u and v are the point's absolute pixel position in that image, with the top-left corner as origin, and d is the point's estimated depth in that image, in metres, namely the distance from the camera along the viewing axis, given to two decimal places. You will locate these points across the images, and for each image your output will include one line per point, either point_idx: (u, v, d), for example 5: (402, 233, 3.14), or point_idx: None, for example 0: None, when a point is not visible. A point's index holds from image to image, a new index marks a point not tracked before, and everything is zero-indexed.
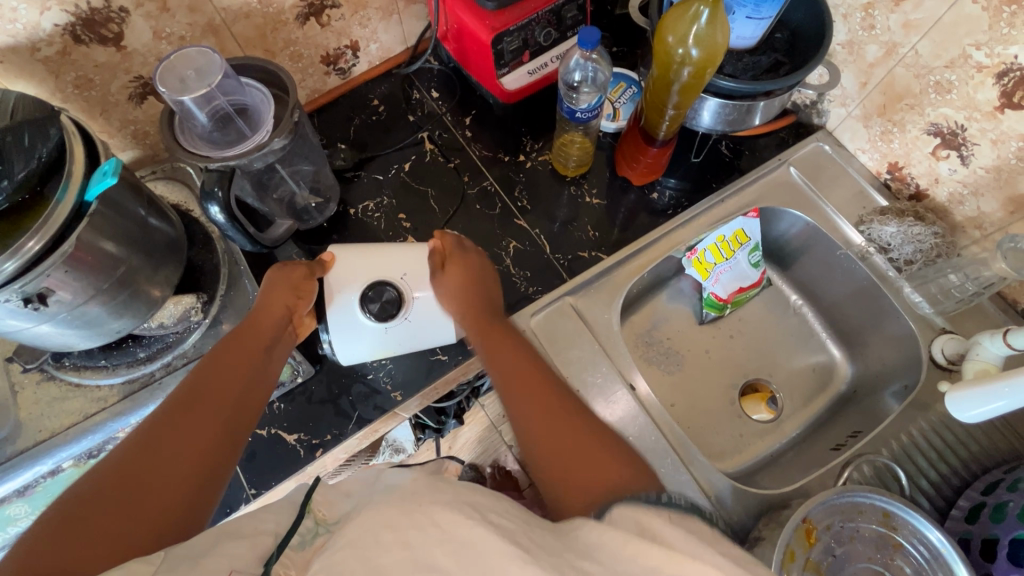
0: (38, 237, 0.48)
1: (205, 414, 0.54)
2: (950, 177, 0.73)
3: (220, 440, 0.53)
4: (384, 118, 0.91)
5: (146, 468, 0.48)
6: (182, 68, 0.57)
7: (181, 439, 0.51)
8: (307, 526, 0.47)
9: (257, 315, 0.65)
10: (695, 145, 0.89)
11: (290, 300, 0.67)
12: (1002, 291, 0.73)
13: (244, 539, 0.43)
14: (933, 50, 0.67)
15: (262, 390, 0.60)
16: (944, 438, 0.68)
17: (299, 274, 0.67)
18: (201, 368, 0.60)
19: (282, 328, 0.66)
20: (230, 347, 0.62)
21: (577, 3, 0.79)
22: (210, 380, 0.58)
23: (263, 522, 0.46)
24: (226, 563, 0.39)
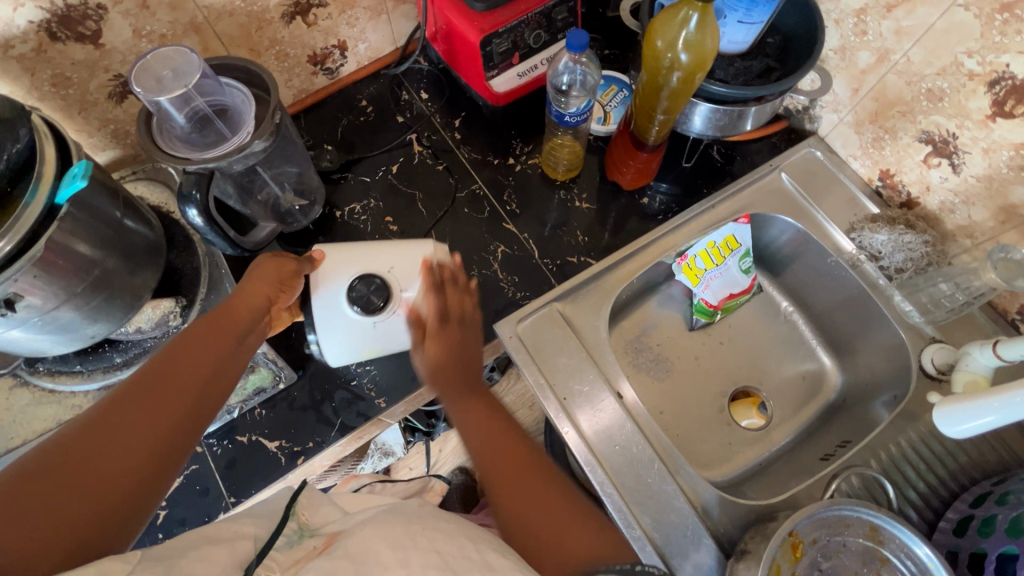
0: (8, 239, 0.47)
1: (165, 405, 0.52)
2: (941, 186, 0.72)
3: (176, 432, 0.51)
4: (372, 119, 0.90)
5: (88, 453, 0.45)
6: (159, 67, 0.56)
7: (132, 425, 0.49)
8: (292, 528, 0.49)
9: (234, 304, 0.62)
10: (686, 149, 0.89)
11: (271, 293, 0.65)
12: (992, 301, 0.73)
13: (222, 544, 0.43)
14: (925, 57, 0.66)
15: (227, 380, 0.58)
16: (933, 449, 0.68)
17: (288, 269, 0.66)
18: (168, 346, 0.57)
19: (258, 319, 0.63)
20: (201, 329, 0.59)
21: (568, 5, 0.78)
22: (174, 364, 0.55)
23: (242, 526, 0.47)
24: (205, 566, 0.39)
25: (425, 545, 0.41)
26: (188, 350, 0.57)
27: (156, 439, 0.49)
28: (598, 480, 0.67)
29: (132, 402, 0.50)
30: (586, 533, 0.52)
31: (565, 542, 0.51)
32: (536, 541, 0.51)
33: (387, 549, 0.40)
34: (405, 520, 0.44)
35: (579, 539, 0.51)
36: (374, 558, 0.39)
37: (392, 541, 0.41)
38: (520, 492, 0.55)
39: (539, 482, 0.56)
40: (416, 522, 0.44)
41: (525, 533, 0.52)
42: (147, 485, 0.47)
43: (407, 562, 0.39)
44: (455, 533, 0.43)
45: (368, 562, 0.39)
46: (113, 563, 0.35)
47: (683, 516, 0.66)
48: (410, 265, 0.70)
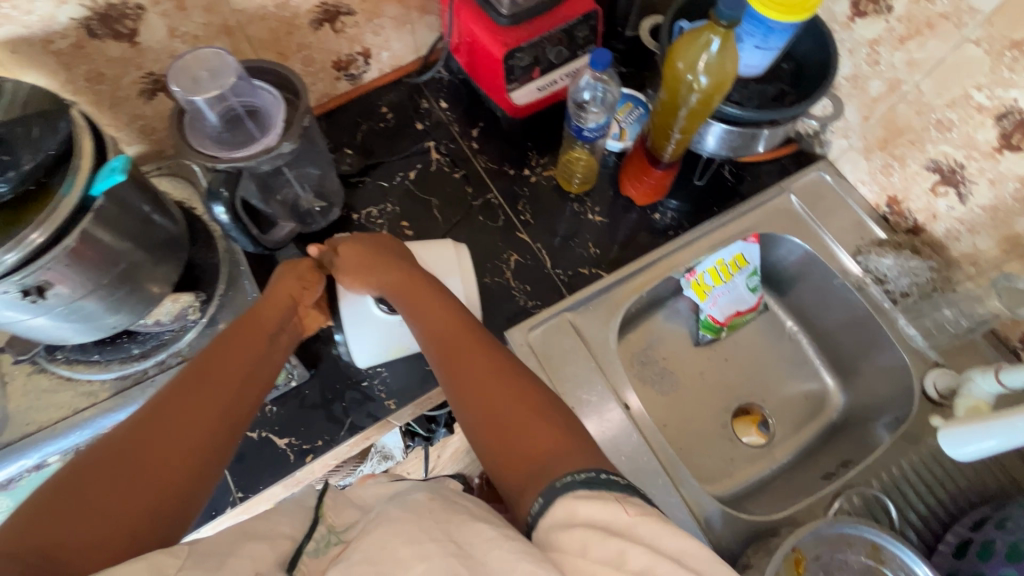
0: (42, 230, 0.48)
1: (208, 400, 0.53)
2: (948, 214, 0.74)
3: (215, 430, 0.52)
4: (392, 125, 0.92)
5: (132, 452, 0.47)
6: (195, 67, 0.58)
7: (175, 422, 0.50)
8: (321, 532, 0.50)
9: (263, 304, 0.64)
10: (699, 167, 0.90)
11: (295, 291, 0.68)
12: (995, 328, 0.74)
13: (263, 540, 0.46)
14: (936, 89, 0.68)
15: (263, 377, 0.59)
16: (934, 472, 0.69)
17: (306, 265, 0.70)
18: (205, 350, 0.58)
19: (287, 318, 0.66)
20: (238, 332, 0.61)
21: (589, 23, 0.80)
22: (212, 363, 0.56)
23: (280, 524, 0.49)
24: (251, 565, 0.43)
25: (441, 536, 0.41)
26: (225, 351, 0.58)
27: (197, 434, 0.50)
28: None
29: (172, 401, 0.52)
30: (554, 431, 0.49)
31: (529, 442, 0.49)
32: (499, 449, 0.50)
33: (401, 546, 0.41)
34: (427, 509, 0.45)
35: (546, 438, 0.49)
36: (390, 558, 0.40)
37: (406, 537, 0.41)
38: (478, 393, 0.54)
39: (502, 386, 0.54)
40: (433, 513, 0.44)
41: (489, 445, 0.51)
42: (196, 482, 0.48)
43: (425, 556, 0.39)
44: (471, 518, 0.43)
45: (382, 561, 0.40)
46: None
47: (685, 527, 0.67)
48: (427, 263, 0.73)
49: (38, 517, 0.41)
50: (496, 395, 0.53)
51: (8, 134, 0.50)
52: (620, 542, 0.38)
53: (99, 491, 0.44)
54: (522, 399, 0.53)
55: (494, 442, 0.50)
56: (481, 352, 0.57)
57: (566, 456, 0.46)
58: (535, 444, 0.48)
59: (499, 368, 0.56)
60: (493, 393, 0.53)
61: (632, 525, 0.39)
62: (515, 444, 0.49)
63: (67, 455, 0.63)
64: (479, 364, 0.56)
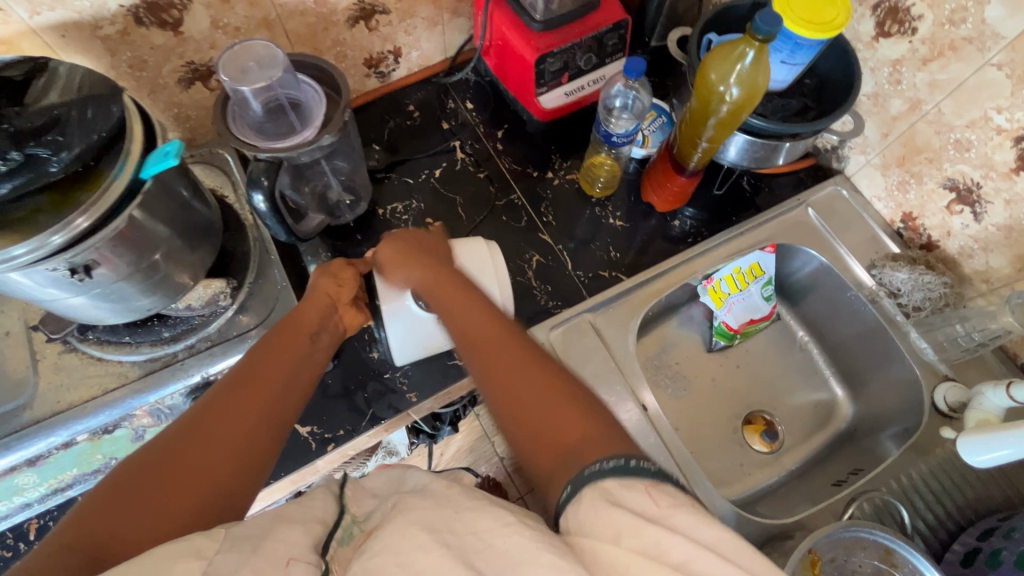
0: (88, 215, 0.49)
1: (248, 399, 0.57)
2: (962, 232, 0.76)
3: (257, 428, 0.55)
4: (419, 123, 0.93)
5: (184, 452, 0.51)
6: (243, 59, 0.60)
7: (222, 425, 0.54)
8: (346, 522, 0.51)
9: (303, 307, 0.68)
10: (719, 177, 0.92)
11: (331, 288, 0.70)
12: (1004, 344, 0.76)
13: (298, 524, 0.47)
14: (956, 109, 0.70)
15: (304, 379, 0.62)
16: (942, 482, 0.70)
17: (338, 265, 0.73)
18: (250, 356, 0.62)
19: (326, 317, 0.68)
20: (279, 335, 0.64)
21: (619, 31, 0.81)
22: (257, 367, 0.60)
23: (313, 509, 0.50)
24: (286, 550, 0.42)
25: (461, 528, 0.42)
26: (268, 357, 0.62)
27: (242, 435, 0.54)
28: None
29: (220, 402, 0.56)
30: (583, 422, 0.50)
31: (557, 432, 0.49)
32: (529, 442, 0.51)
33: (422, 534, 0.41)
34: (443, 499, 0.46)
35: (572, 427, 0.50)
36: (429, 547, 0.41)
37: (426, 526, 0.42)
38: (507, 383, 0.55)
39: (532, 381, 0.55)
40: (452, 503, 0.45)
41: (521, 437, 0.52)
42: (237, 475, 0.52)
43: (443, 542, 0.40)
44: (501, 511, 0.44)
45: (404, 551, 0.40)
46: (188, 564, 0.38)
47: None
48: (463, 260, 0.72)
49: (103, 511, 0.45)
50: (529, 390, 0.54)
51: (61, 115, 0.50)
52: (656, 530, 0.39)
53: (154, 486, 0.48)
54: (549, 389, 0.54)
55: (526, 431, 0.51)
56: (514, 351, 0.58)
57: (592, 445, 0.47)
58: (563, 435, 0.49)
59: (532, 365, 0.56)
60: (525, 386, 0.54)
61: (666, 516, 0.40)
62: (545, 432, 0.50)
63: (95, 434, 0.64)
64: (511, 360, 0.57)
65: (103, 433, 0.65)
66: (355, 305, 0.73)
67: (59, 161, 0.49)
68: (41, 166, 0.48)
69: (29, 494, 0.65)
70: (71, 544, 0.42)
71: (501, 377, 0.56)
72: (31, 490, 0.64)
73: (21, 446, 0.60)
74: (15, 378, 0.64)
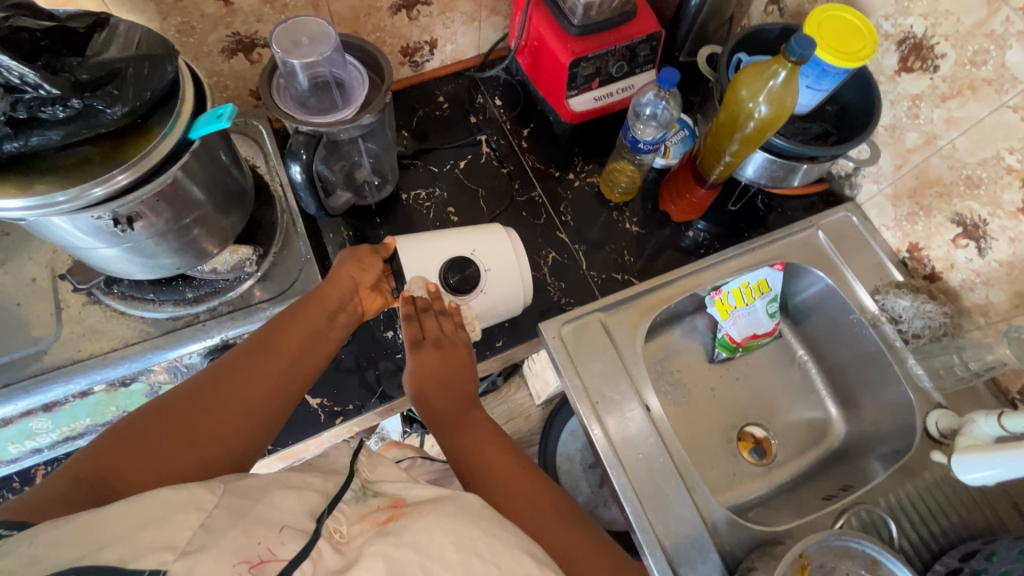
0: (128, 172, 0.50)
1: (267, 370, 0.58)
2: (965, 265, 0.79)
3: (271, 400, 0.57)
4: (447, 115, 0.96)
5: (198, 409, 0.53)
6: (296, 33, 0.62)
7: (236, 391, 0.55)
8: (357, 485, 0.52)
9: (326, 286, 0.67)
10: (735, 194, 0.95)
11: (355, 274, 0.70)
12: (997, 377, 0.78)
13: (293, 490, 0.47)
14: (969, 147, 0.73)
15: (320, 352, 0.63)
16: (928, 505, 0.72)
17: (366, 250, 0.72)
18: (272, 323, 0.63)
19: (347, 299, 0.68)
20: (301, 309, 0.64)
21: (652, 43, 0.84)
22: (277, 337, 0.61)
23: (313, 479, 0.50)
24: (278, 516, 0.42)
25: (484, 556, 0.43)
26: (289, 329, 0.62)
27: (254, 403, 0.56)
28: (618, 481, 0.71)
29: (239, 367, 0.57)
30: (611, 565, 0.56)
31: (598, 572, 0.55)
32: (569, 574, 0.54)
33: (451, 549, 0.42)
34: (477, 514, 0.47)
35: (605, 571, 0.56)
36: None
37: (454, 538, 0.43)
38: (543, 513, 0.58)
39: (561, 518, 0.58)
40: (483, 522, 0.46)
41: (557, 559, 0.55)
42: (248, 440, 0.54)
43: (468, 569, 0.42)
44: (515, 546, 0.45)
45: (428, 552, 0.42)
46: (188, 516, 0.38)
47: (692, 527, 0.70)
48: (491, 246, 0.74)
49: (114, 448, 0.47)
50: (541, 523, 0.57)
51: (119, 70, 0.50)
52: None
53: (165, 434, 0.50)
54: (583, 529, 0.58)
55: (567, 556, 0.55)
56: (526, 483, 0.60)
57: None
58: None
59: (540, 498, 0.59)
60: (537, 519, 0.57)
61: None
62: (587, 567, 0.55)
63: (112, 386, 0.65)
64: (523, 493, 0.59)
65: (120, 385, 0.66)
66: (376, 288, 0.74)
67: (113, 114, 0.49)
68: (94, 118, 0.49)
69: (40, 439, 0.66)
70: (82, 476, 0.44)
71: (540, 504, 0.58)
72: (43, 435, 0.66)
73: (39, 391, 0.62)
74: (39, 325, 0.65)
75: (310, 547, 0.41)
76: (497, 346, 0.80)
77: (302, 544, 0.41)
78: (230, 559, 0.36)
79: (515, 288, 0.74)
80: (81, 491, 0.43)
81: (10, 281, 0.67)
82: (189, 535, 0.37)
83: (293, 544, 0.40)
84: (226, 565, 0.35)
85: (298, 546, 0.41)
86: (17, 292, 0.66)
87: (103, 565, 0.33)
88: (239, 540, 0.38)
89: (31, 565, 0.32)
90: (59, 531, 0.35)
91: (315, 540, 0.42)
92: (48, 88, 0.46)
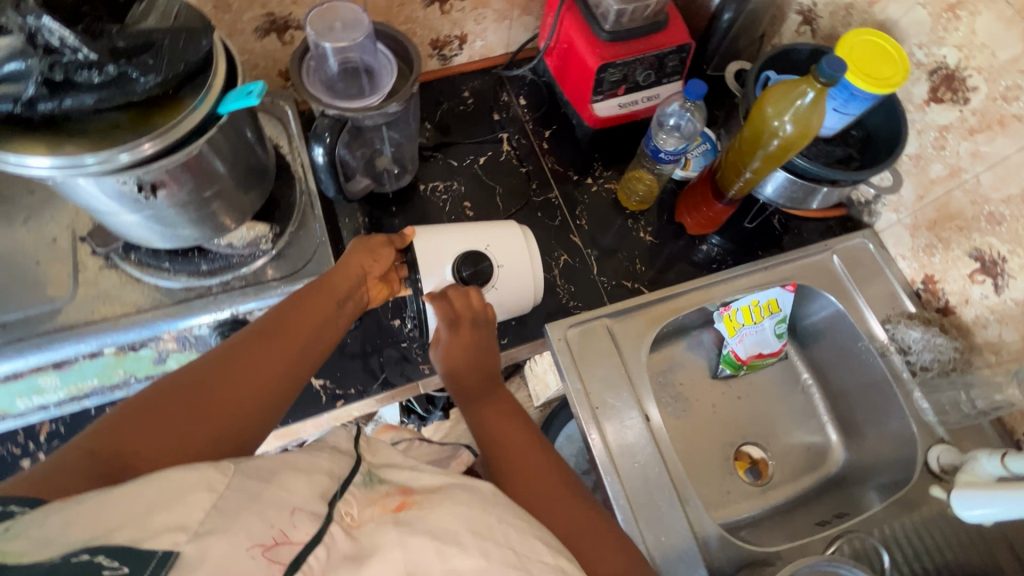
0: (155, 141, 0.51)
1: (277, 352, 0.59)
2: (980, 301, 0.78)
3: (279, 383, 0.58)
4: (471, 110, 0.96)
5: (206, 389, 0.53)
6: (331, 18, 0.63)
7: (245, 370, 0.56)
8: (364, 471, 0.53)
9: (335, 273, 0.68)
10: (751, 211, 0.94)
11: (365, 264, 0.71)
12: (1003, 417, 0.77)
13: (302, 474, 0.47)
14: (995, 183, 0.72)
15: (328, 338, 0.64)
16: (923, 539, 0.72)
17: (379, 241, 0.72)
18: (281, 306, 0.63)
19: (356, 287, 0.69)
20: (309, 293, 0.65)
21: (681, 54, 0.84)
22: (287, 320, 0.62)
23: (318, 460, 0.50)
24: (289, 500, 0.42)
25: (499, 540, 0.45)
26: (299, 312, 0.63)
27: (262, 384, 0.56)
28: (611, 488, 0.71)
29: (246, 346, 0.58)
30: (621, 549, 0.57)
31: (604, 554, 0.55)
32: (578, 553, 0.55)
33: (466, 533, 0.43)
34: (487, 502, 0.49)
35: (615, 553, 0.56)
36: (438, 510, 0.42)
37: (467, 526, 0.45)
38: (551, 495, 0.59)
39: (567, 501, 0.59)
40: (492, 510, 0.48)
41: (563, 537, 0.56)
42: (254, 422, 0.54)
43: (486, 553, 0.43)
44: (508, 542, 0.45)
45: (445, 539, 0.43)
46: (200, 496, 0.38)
47: (682, 540, 0.70)
48: (505, 243, 0.74)
49: (125, 424, 0.48)
50: (569, 525, 0.57)
51: (155, 40, 0.51)
52: None
53: (174, 412, 0.50)
54: (595, 514, 0.59)
55: (575, 536, 0.56)
56: (540, 463, 0.62)
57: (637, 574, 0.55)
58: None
59: (570, 500, 0.59)
60: (564, 522, 0.57)
61: None
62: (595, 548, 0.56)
63: (121, 349, 0.66)
64: (548, 492, 0.59)
65: (128, 350, 0.67)
66: (384, 279, 0.75)
67: (145, 83, 0.50)
68: (127, 84, 0.50)
69: (46, 397, 0.67)
70: (95, 452, 0.45)
71: (551, 486, 0.60)
72: (50, 392, 0.67)
73: (50, 349, 0.63)
74: (56, 285, 0.66)
75: (323, 531, 0.41)
76: (502, 343, 0.80)
77: (315, 528, 0.41)
78: (245, 541, 0.36)
79: (526, 287, 0.75)
80: (92, 467, 0.44)
81: (31, 241, 0.68)
82: (201, 516, 0.36)
83: (306, 528, 0.40)
84: (242, 551, 0.35)
85: (312, 529, 0.41)
86: (37, 251, 0.68)
87: (115, 545, 0.32)
88: (252, 521, 0.38)
89: (42, 547, 0.32)
90: (67, 512, 0.34)
91: (326, 524, 0.42)
92: (86, 52, 0.48)
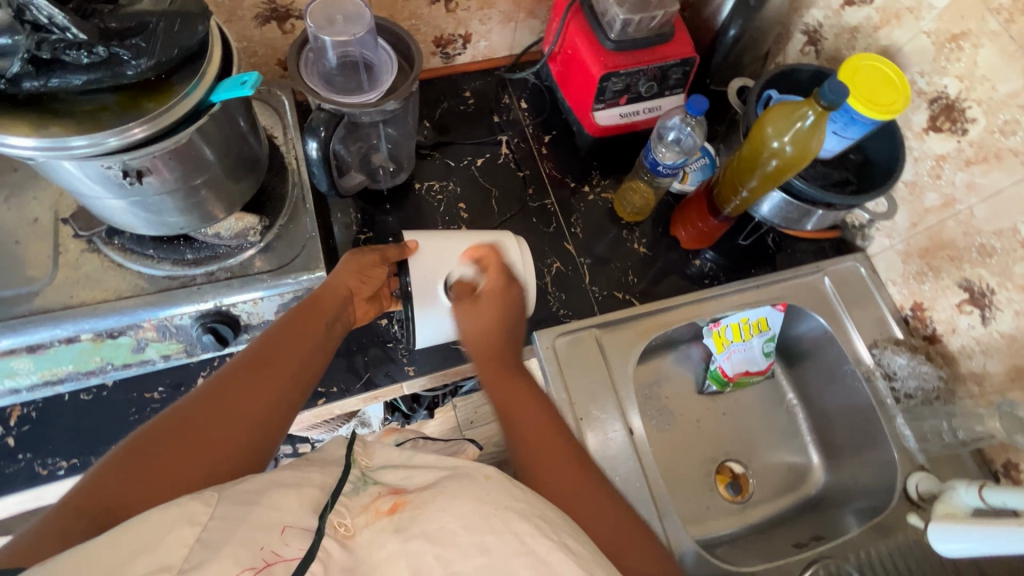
0: (146, 126, 0.49)
1: (268, 379, 0.59)
2: (967, 331, 0.78)
3: (273, 413, 0.57)
4: (471, 110, 0.95)
5: (196, 427, 0.52)
6: (331, 11, 0.62)
7: (235, 404, 0.55)
8: (357, 474, 0.52)
9: (321, 293, 0.67)
10: (746, 228, 0.94)
11: (352, 283, 0.70)
12: (983, 448, 0.77)
13: (291, 489, 0.46)
14: (987, 216, 0.73)
15: (318, 361, 0.64)
16: (901, 566, 0.71)
17: (370, 260, 0.71)
18: (268, 332, 0.63)
19: (343, 307, 0.69)
20: (294, 319, 0.64)
21: (684, 67, 0.83)
22: (275, 346, 0.61)
23: (310, 474, 0.49)
24: (279, 519, 0.42)
25: (500, 529, 0.43)
26: (286, 337, 0.62)
27: (252, 417, 0.55)
28: None
29: (234, 378, 0.57)
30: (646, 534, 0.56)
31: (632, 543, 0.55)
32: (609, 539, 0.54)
33: (462, 532, 0.42)
34: (481, 491, 0.47)
35: (641, 544, 0.55)
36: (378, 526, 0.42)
37: (464, 522, 0.43)
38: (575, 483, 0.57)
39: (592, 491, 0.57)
40: (489, 498, 0.46)
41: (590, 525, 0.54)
42: (250, 456, 0.54)
43: (484, 548, 0.42)
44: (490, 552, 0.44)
45: (440, 542, 0.42)
46: (182, 532, 0.37)
47: None
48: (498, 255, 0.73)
49: (113, 477, 0.46)
50: (593, 507, 0.56)
51: (149, 23, 0.50)
52: None
53: (163, 456, 0.49)
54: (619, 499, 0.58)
55: (603, 523, 0.55)
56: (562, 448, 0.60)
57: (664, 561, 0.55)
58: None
59: (589, 485, 0.57)
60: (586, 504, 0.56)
61: None
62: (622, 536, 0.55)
63: (99, 336, 0.65)
64: (571, 482, 0.57)
65: (107, 337, 0.65)
66: (372, 298, 0.75)
67: (137, 67, 0.49)
68: (118, 67, 0.49)
69: (19, 379, 0.65)
70: (78, 507, 0.44)
71: (569, 473, 0.58)
72: (23, 375, 0.65)
73: (25, 333, 0.61)
74: (35, 266, 0.64)
75: (317, 547, 0.41)
76: None
77: (308, 544, 0.41)
78: (234, 567, 0.36)
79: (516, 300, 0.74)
80: (82, 525, 0.43)
81: (11, 219, 0.66)
82: (186, 552, 0.36)
83: (299, 544, 0.41)
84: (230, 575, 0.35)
85: (303, 545, 0.41)
86: (18, 230, 0.66)
87: None
88: (240, 548, 0.37)
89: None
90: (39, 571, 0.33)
91: (319, 540, 0.42)
92: (76, 33, 0.45)
